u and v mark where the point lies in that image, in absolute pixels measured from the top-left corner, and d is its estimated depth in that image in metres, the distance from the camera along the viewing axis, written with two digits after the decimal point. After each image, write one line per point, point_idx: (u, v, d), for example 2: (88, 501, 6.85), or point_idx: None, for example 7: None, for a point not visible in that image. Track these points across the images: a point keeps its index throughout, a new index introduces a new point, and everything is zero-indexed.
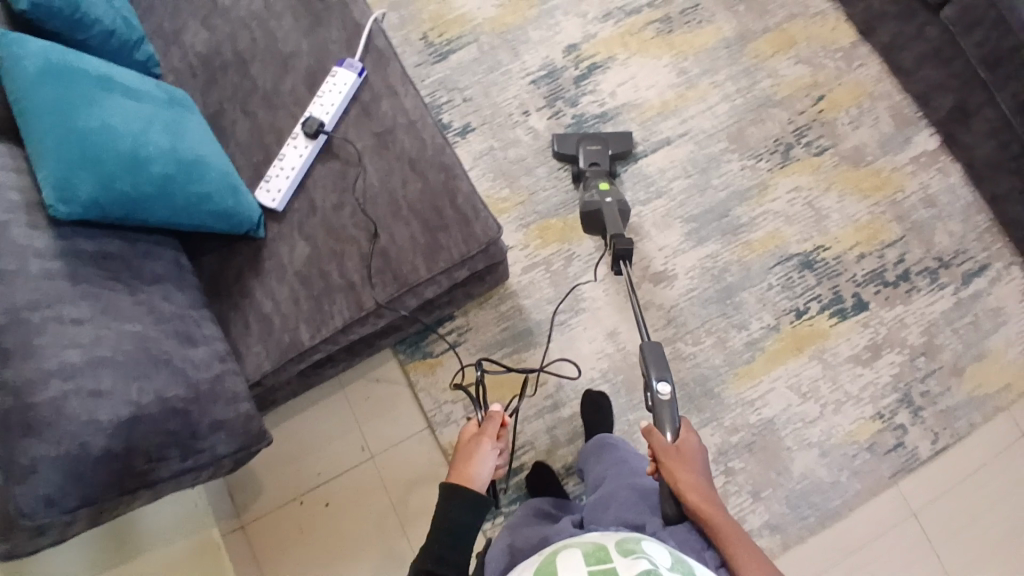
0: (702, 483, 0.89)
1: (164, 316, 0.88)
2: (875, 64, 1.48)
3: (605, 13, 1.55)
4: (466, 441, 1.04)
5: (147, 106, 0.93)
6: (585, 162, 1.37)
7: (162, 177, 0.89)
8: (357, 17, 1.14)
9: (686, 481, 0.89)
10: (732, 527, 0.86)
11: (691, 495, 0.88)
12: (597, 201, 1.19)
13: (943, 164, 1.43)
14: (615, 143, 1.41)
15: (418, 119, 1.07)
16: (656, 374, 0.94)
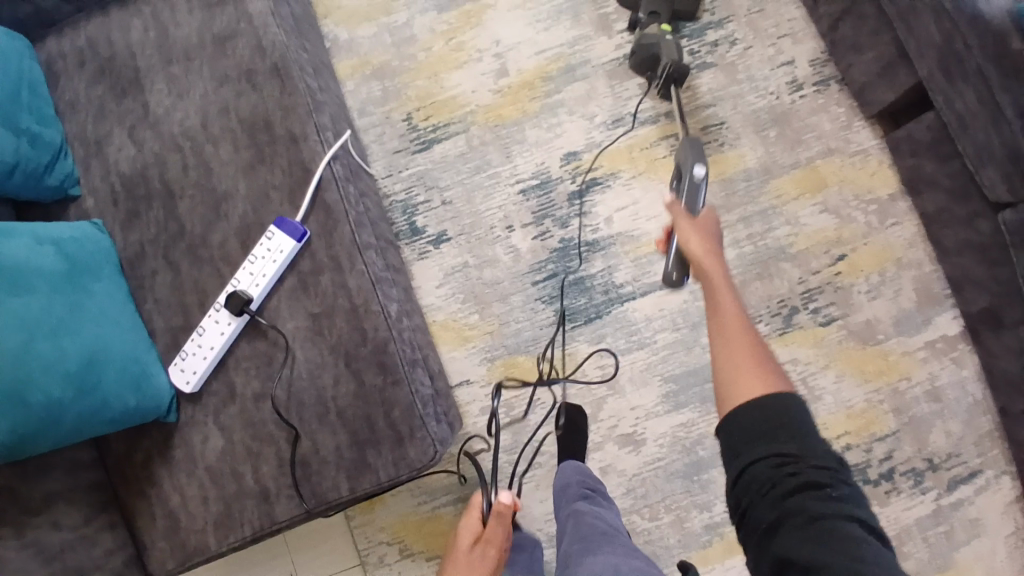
0: (708, 239, 0.95)
1: (51, 552, 0.85)
2: (911, 225, 1.30)
3: (615, 118, 1.36)
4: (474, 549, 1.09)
5: (30, 306, 0.82)
6: (643, 9, 1.32)
7: (48, 403, 0.81)
8: (305, 159, 0.98)
9: (690, 240, 0.95)
10: (724, 279, 0.88)
11: (694, 249, 0.93)
12: (656, 38, 1.26)
13: (960, 353, 1.27)
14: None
15: (363, 303, 0.93)
16: (694, 161, 1.11)
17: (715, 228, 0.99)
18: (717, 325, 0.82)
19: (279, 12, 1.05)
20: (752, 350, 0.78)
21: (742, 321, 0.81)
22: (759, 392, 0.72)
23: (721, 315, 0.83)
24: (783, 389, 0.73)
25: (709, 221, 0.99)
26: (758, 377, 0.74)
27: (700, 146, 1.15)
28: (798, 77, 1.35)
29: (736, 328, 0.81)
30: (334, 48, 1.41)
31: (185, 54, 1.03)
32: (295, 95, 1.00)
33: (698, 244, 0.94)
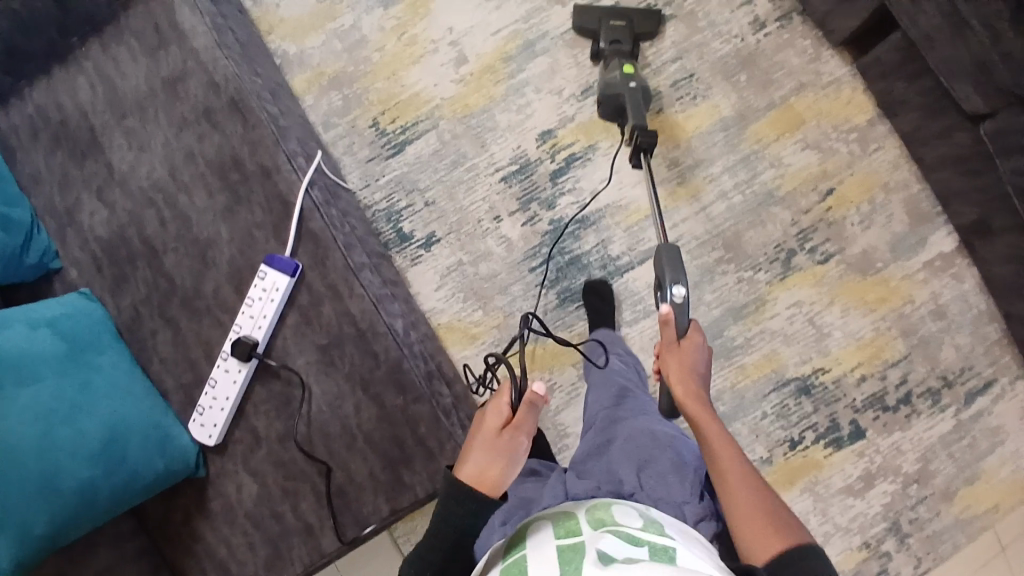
0: (687, 372, 0.96)
1: None
2: (893, 148, 1.30)
3: (584, 89, 1.33)
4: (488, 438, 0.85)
5: (39, 395, 0.82)
6: (605, 39, 1.27)
7: (81, 485, 0.81)
8: (282, 192, 0.96)
9: (671, 372, 0.97)
10: (716, 424, 0.88)
11: (673, 380, 0.95)
12: (619, 85, 1.18)
13: (958, 267, 1.30)
14: (640, 20, 1.29)
15: (368, 326, 0.93)
16: (671, 279, 1.04)
17: (699, 356, 0.99)
18: (718, 468, 0.83)
19: (225, 43, 1.02)
20: (765, 505, 0.79)
21: (737, 455, 0.84)
22: (779, 550, 0.73)
23: (725, 465, 0.83)
24: (804, 538, 0.76)
25: (691, 347, 0.99)
26: (773, 529, 0.76)
27: (676, 251, 1.07)
28: (759, 15, 1.32)
29: (739, 478, 0.81)
30: (285, 65, 1.37)
31: (139, 105, 1.00)
32: (257, 127, 0.97)
33: (680, 384, 0.94)
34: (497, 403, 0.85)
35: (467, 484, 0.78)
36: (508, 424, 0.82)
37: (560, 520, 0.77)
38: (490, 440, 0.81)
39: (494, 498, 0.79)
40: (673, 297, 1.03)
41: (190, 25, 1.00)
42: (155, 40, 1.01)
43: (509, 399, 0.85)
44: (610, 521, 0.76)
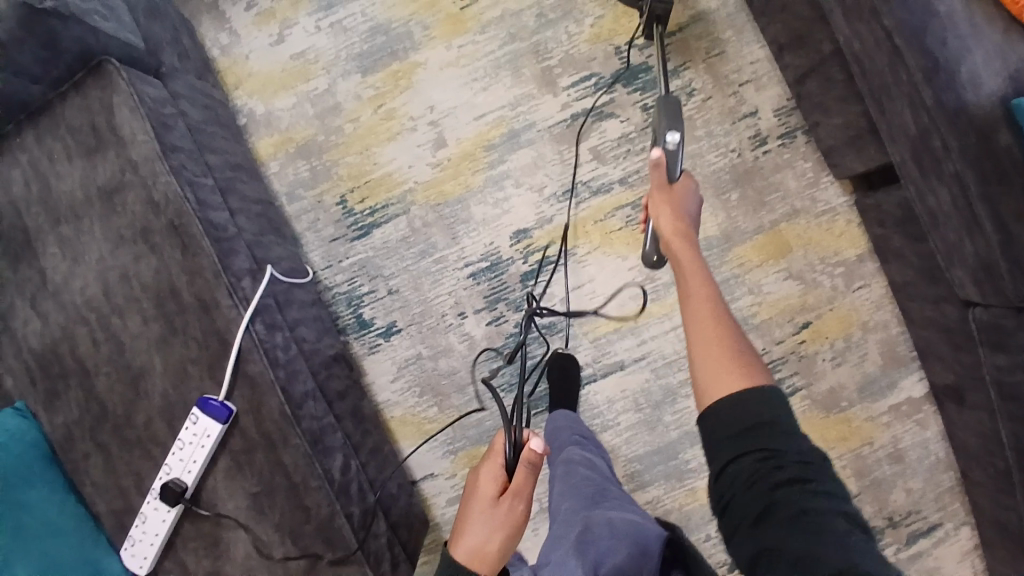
0: (681, 216, 0.91)
1: None
2: (879, 287, 1.24)
3: (566, 188, 1.26)
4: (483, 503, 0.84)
5: None
6: None
7: None
8: (221, 329, 0.91)
9: (661, 216, 0.92)
10: (695, 259, 0.83)
11: (665, 230, 0.89)
12: None
13: (924, 414, 1.26)
14: None
15: (302, 479, 0.92)
16: (667, 126, 1.00)
17: (690, 205, 0.95)
18: (689, 290, 0.79)
19: (170, 149, 0.93)
20: (727, 332, 0.73)
21: (714, 294, 0.78)
22: (733, 381, 0.68)
23: (696, 293, 0.78)
24: (762, 369, 0.70)
25: (683, 193, 0.95)
26: (732, 359, 0.70)
27: (674, 101, 1.03)
28: (762, 129, 1.24)
29: (706, 295, 0.78)
30: (250, 125, 1.27)
31: (73, 212, 0.93)
32: (198, 255, 0.91)
33: (669, 224, 0.90)
34: (492, 466, 0.88)
35: (464, 562, 0.78)
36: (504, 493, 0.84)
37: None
38: (487, 511, 0.83)
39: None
40: (666, 143, 0.97)
41: (131, 130, 0.91)
42: (92, 140, 0.92)
43: (504, 464, 0.87)
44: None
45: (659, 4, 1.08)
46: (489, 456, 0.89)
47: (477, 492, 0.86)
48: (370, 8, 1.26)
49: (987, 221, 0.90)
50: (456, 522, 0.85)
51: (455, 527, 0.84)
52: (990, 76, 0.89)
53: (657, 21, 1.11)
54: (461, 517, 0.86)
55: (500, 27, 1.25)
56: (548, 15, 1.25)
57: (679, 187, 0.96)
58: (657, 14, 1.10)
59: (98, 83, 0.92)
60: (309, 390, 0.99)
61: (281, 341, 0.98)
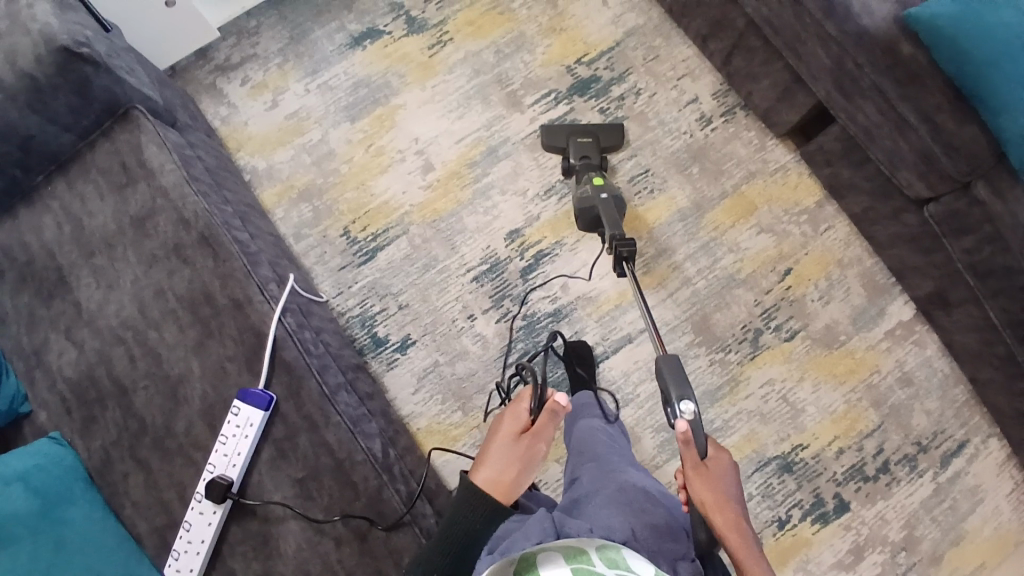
0: (718, 498, 0.88)
1: None
2: (842, 226, 1.37)
3: (547, 188, 1.39)
4: (510, 440, 0.93)
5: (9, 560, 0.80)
6: (574, 156, 1.31)
7: None
8: (255, 324, 0.96)
9: (695, 493, 0.89)
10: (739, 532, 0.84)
11: (708, 507, 0.87)
12: (591, 197, 1.15)
13: (919, 334, 1.34)
14: (606, 136, 1.36)
15: (346, 456, 0.93)
16: (677, 393, 0.88)
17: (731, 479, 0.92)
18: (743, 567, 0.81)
19: (193, 177, 1.04)
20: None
21: None
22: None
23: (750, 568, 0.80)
24: None
25: (717, 468, 0.92)
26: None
27: (676, 358, 0.92)
28: (706, 112, 1.42)
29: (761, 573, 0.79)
30: (254, 179, 1.39)
31: (106, 243, 1.01)
32: (228, 260, 0.98)
33: (716, 513, 0.87)
34: (517, 409, 0.96)
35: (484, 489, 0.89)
36: (528, 432, 0.93)
37: (572, 553, 0.69)
38: (509, 445, 0.93)
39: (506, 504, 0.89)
40: (682, 413, 0.88)
41: (159, 162, 1.02)
42: (122, 177, 1.02)
43: (529, 407, 0.96)
44: (626, 564, 0.68)
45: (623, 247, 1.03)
46: (516, 402, 0.97)
47: (501, 428, 0.95)
48: (351, 68, 1.44)
49: (913, 117, 1.05)
50: (477, 453, 0.95)
51: (478, 458, 0.94)
52: (877, 1, 1.06)
53: (623, 261, 1.04)
54: (484, 448, 0.96)
55: (466, 66, 1.44)
56: (505, 50, 1.45)
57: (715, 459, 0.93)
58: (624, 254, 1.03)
59: (126, 129, 1.04)
60: (341, 381, 1.01)
61: (309, 335, 1.01)
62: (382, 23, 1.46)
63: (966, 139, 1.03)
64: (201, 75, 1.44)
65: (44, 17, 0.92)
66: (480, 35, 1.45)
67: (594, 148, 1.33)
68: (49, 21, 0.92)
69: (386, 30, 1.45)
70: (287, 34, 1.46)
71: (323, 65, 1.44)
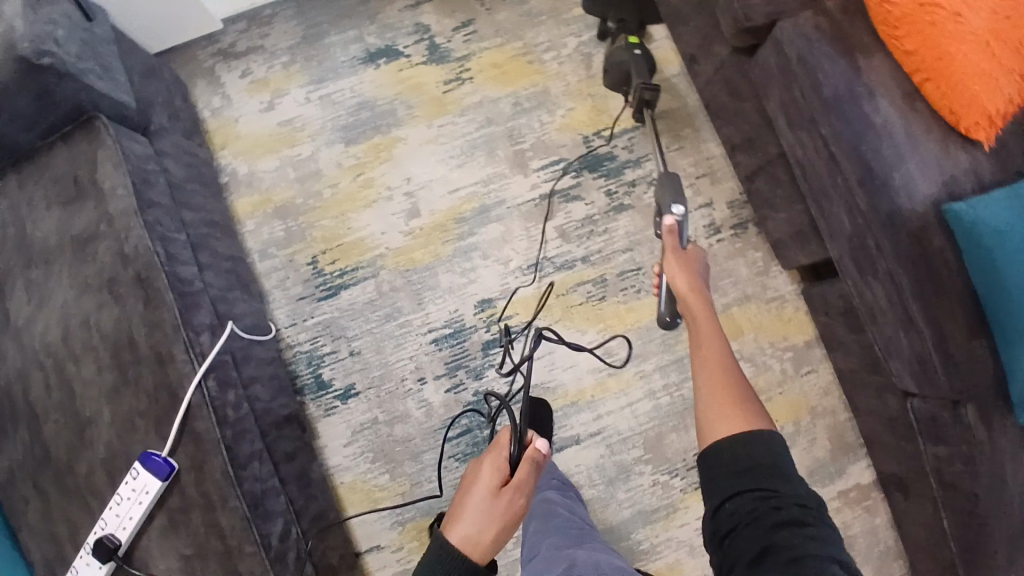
0: (692, 273, 0.93)
1: None
2: (825, 373, 1.30)
3: (531, 263, 1.32)
4: (492, 496, 0.89)
5: None
6: (612, 18, 1.30)
7: None
8: (172, 383, 0.92)
9: (672, 271, 0.94)
10: (708, 321, 0.85)
11: (677, 279, 0.92)
12: (625, 53, 1.22)
13: (872, 500, 1.28)
14: (646, 5, 1.32)
15: (236, 543, 0.90)
16: (672, 201, 1.01)
17: (701, 264, 0.97)
18: (701, 352, 0.82)
19: (147, 204, 0.97)
20: (734, 391, 0.75)
21: (727, 368, 0.79)
22: (736, 429, 0.70)
23: (708, 348, 0.82)
24: (764, 425, 0.71)
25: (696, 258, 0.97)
26: (735, 413, 0.72)
27: (677, 178, 1.06)
28: (716, 220, 1.32)
29: (715, 360, 0.80)
30: (231, 183, 1.32)
31: (44, 258, 0.96)
32: (160, 308, 0.93)
33: (682, 280, 0.92)
34: (496, 458, 0.93)
35: (460, 549, 0.83)
36: (508, 486, 0.90)
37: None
38: (488, 501, 0.89)
39: (483, 564, 0.83)
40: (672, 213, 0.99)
41: (111, 184, 0.95)
42: (72, 191, 0.96)
43: (509, 454, 0.93)
44: None
45: (647, 92, 1.18)
46: (495, 446, 0.95)
47: (480, 480, 0.92)
48: (360, 85, 1.34)
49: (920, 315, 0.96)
50: (449, 514, 0.90)
51: (451, 517, 0.89)
52: (924, 179, 0.97)
53: (643, 105, 1.22)
54: (458, 504, 0.91)
55: (479, 111, 1.34)
56: (524, 104, 1.34)
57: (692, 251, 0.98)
58: (647, 100, 1.21)
59: (86, 137, 0.97)
60: (256, 450, 0.98)
61: (232, 399, 0.97)
62: (402, 44, 1.36)
63: (974, 356, 0.96)
64: (202, 56, 1.35)
65: (11, 18, 0.86)
66: (503, 81, 1.35)
67: (635, 7, 1.29)
68: (13, 24, 0.85)
69: (404, 52, 1.35)
70: (301, 32, 1.36)
71: (331, 76, 1.35)
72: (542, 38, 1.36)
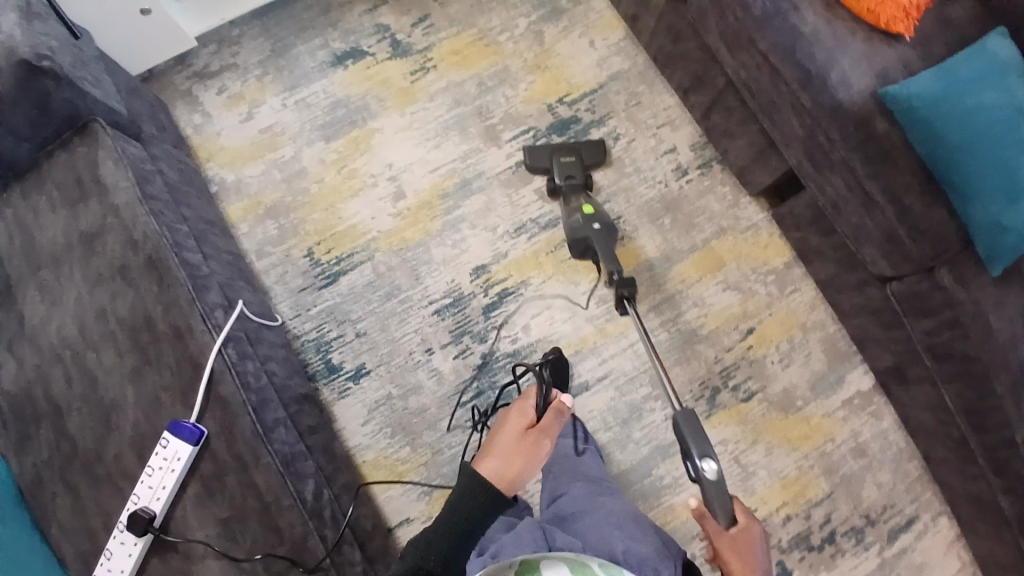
0: (756, 573, 0.80)
1: None
2: (809, 289, 1.36)
3: (517, 226, 1.38)
4: (519, 436, 0.91)
5: None
6: (560, 176, 1.31)
7: None
8: (194, 355, 0.95)
9: (730, 563, 0.82)
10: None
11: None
12: (585, 231, 1.19)
13: (876, 406, 1.32)
14: (588, 154, 1.36)
15: (274, 499, 0.92)
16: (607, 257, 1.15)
17: (759, 548, 0.83)
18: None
19: (148, 196, 1.02)
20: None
21: None
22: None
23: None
24: None
25: (747, 539, 0.84)
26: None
27: (696, 420, 0.88)
28: (682, 163, 1.41)
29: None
30: (221, 192, 1.37)
31: (52, 258, 0.98)
32: (173, 286, 0.97)
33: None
34: (522, 407, 0.95)
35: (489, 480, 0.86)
36: (535, 428, 0.92)
37: (576, 564, 0.70)
38: (515, 440, 0.90)
39: (511, 497, 0.86)
40: (704, 471, 0.85)
41: (113, 179, 1.00)
42: (75, 192, 1.00)
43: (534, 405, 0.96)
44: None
45: (624, 288, 1.07)
46: (521, 398, 0.97)
47: (507, 422, 0.94)
48: (331, 86, 1.42)
49: (880, 195, 1.03)
50: (482, 447, 0.93)
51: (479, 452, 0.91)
52: (857, 73, 1.05)
53: (624, 301, 1.09)
54: (487, 444, 0.93)
55: (447, 96, 1.43)
56: (488, 83, 1.44)
57: (745, 531, 0.84)
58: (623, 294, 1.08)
59: (84, 142, 1.01)
60: (280, 416, 1.00)
61: (251, 368, 1.00)
62: (366, 44, 1.45)
63: (935, 222, 1.03)
64: (178, 80, 1.42)
65: (8, 28, 0.92)
66: (465, 66, 1.44)
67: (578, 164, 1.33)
68: (13, 33, 0.92)
69: (369, 52, 1.44)
70: (269, 46, 1.44)
71: (303, 82, 1.42)
72: (495, 23, 1.47)
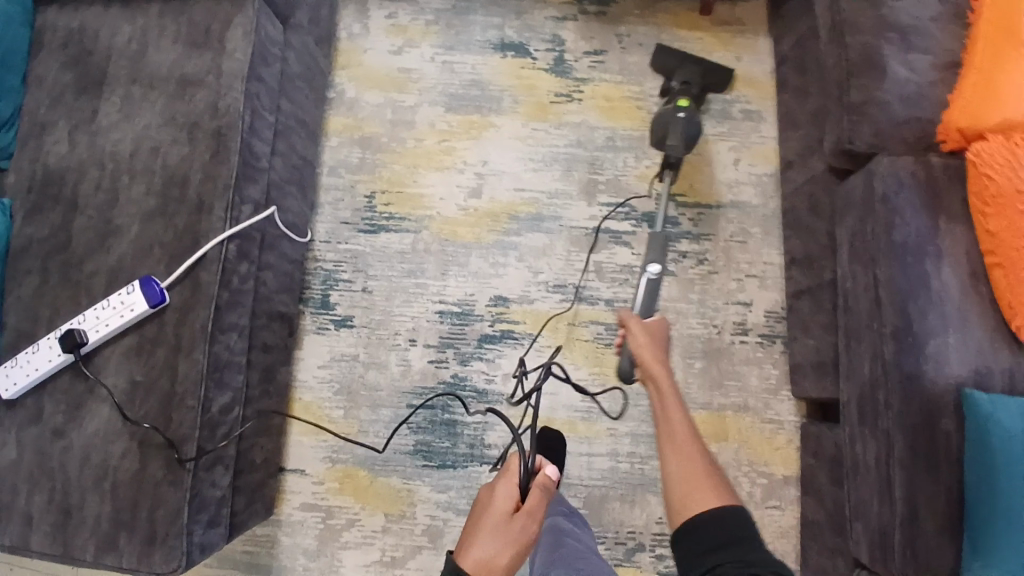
0: (655, 346, 1.15)
1: None
2: (791, 517, 1.23)
3: (558, 283, 1.34)
4: (501, 522, 0.85)
5: None
6: (677, 79, 1.34)
7: None
8: (199, 231, 0.99)
9: (645, 349, 1.14)
10: (675, 398, 1.05)
11: (645, 357, 1.13)
12: (668, 62, 1.37)
13: None
14: (712, 76, 1.36)
15: (182, 391, 0.94)
16: (649, 258, 1.24)
17: (662, 335, 1.19)
18: (676, 445, 0.98)
19: (254, 76, 1.06)
20: (702, 465, 0.94)
21: (693, 441, 0.99)
22: (710, 505, 0.86)
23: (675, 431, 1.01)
24: (731, 496, 0.89)
25: (658, 333, 1.19)
26: (713, 498, 0.88)
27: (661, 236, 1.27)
28: (748, 321, 1.31)
29: (686, 448, 0.97)
30: (335, 100, 1.42)
31: (147, 80, 1.05)
32: (222, 164, 1.01)
33: (649, 351, 1.13)
34: (506, 483, 0.90)
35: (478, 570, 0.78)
36: (521, 511, 0.86)
37: None
38: (499, 528, 0.84)
39: None
40: (650, 270, 1.23)
41: (234, 48, 1.05)
42: (200, 39, 1.05)
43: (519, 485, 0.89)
44: None
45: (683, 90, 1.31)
46: (506, 475, 0.91)
47: (490, 510, 0.87)
48: (482, 66, 1.43)
49: (898, 489, 0.91)
50: (461, 537, 0.85)
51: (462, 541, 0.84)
52: (959, 358, 0.93)
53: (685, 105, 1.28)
54: (467, 534, 0.86)
55: (573, 131, 1.39)
56: (617, 141, 1.39)
57: (654, 323, 1.20)
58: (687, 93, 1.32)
59: (233, 2, 1.07)
60: (239, 323, 1.02)
61: (243, 270, 1.02)
62: (534, 46, 1.43)
63: (939, 551, 0.89)
64: None
65: None
66: (608, 114, 1.40)
67: (698, 74, 1.35)
68: None
69: (533, 54, 1.43)
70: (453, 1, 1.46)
71: (461, 47, 1.44)
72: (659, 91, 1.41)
